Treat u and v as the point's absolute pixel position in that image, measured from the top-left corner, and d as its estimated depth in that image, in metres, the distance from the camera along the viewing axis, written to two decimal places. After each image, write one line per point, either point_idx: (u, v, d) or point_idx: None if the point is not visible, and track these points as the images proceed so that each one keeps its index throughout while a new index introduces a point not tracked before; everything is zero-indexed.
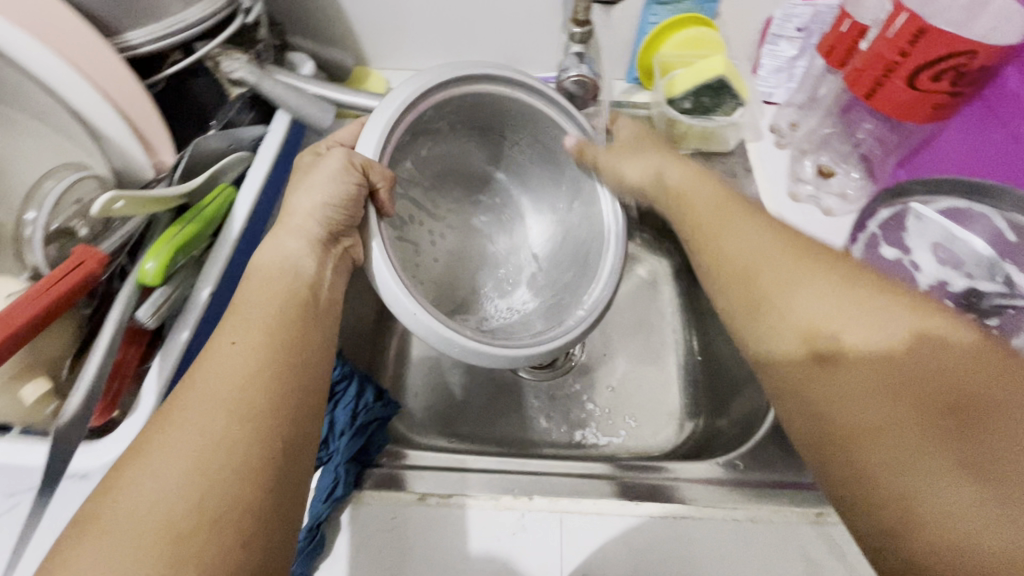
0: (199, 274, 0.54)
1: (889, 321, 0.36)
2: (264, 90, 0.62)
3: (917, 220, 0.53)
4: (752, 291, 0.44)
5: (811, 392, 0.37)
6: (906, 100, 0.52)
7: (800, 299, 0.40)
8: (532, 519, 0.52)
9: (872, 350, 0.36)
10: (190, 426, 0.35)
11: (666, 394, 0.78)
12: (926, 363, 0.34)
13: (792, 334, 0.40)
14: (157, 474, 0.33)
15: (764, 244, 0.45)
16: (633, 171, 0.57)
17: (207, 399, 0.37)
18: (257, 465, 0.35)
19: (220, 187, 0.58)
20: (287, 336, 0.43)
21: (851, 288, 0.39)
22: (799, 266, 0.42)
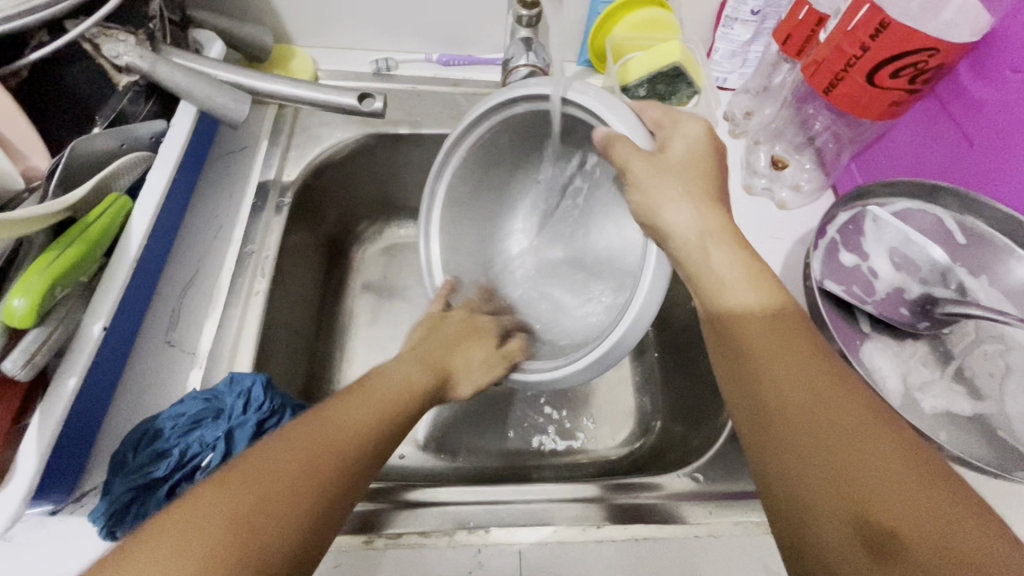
0: (88, 307, 0.43)
1: (888, 463, 0.30)
2: (161, 78, 0.52)
3: (874, 224, 0.49)
4: (752, 387, 0.37)
5: (809, 532, 0.31)
6: (864, 96, 0.52)
7: (806, 409, 0.34)
8: (489, 554, 0.46)
9: (873, 494, 0.30)
10: (250, 483, 0.32)
11: (624, 392, 0.73)
12: (923, 525, 0.28)
13: (814, 491, 0.31)
14: (208, 513, 0.30)
15: (770, 325, 0.38)
16: (677, 213, 0.44)
17: (276, 469, 0.33)
18: (277, 536, 0.31)
19: (112, 196, 0.47)
20: (353, 443, 0.38)
21: (877, 451, 0.31)
22: (822, 407, 0.33)
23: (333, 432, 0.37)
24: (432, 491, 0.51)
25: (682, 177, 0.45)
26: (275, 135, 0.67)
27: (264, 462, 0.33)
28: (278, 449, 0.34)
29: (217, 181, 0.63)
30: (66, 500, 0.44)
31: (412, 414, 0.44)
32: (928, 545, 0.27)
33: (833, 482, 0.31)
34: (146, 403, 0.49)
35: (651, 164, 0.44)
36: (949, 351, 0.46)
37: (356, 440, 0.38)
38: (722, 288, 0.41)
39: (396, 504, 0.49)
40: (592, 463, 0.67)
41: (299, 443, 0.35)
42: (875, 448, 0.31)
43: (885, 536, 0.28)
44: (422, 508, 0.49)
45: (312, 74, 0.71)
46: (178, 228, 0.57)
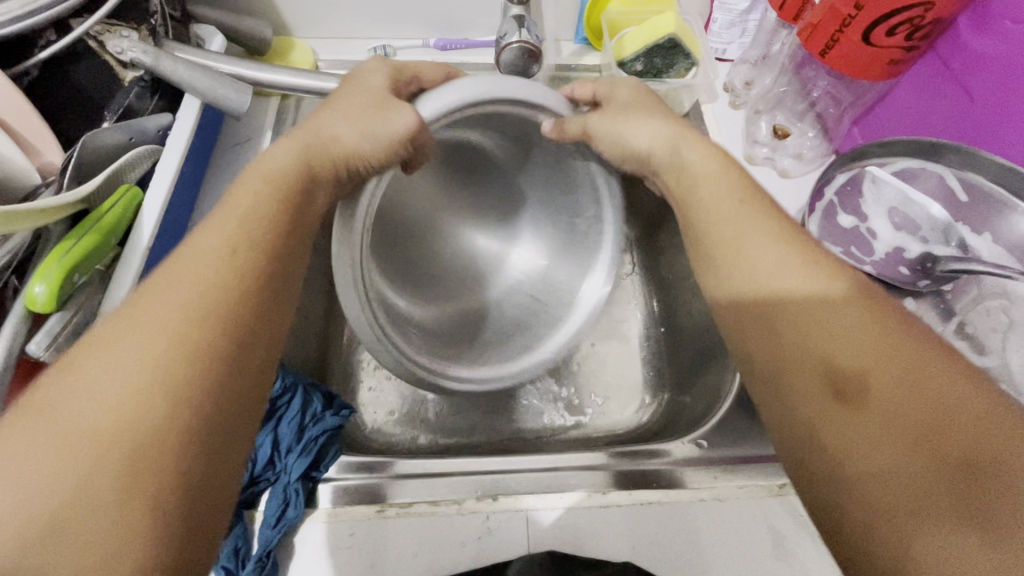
0: (106, 293, 0.46)
1: (901, 355, 0.30)
2: (163, 72, 0.52)
3: (872, 184, 0.48)
4: (762, 315, 0.36)
5: (823, 435, 0.30)
6: (860, 57, 0.51)
7: (821, 323, 0.33)
8: (498, 520, 0.48)
9: (898, 390, 0.29)
10: (122, 349, 0.28)
11: (632, 367, 0.74)
12: (904, 378, 0.30)
13: (791, 353, 0.34)
14: (49, 434, 0.25)
15: (779, 261, 0.37)
16: (644, 138, 0.49)
17: (140, 331, 0.28)
18: (145, 435, 0.26)
19: (124, 187, 0.49)
20: (218, 312, 0.30)
21: (843, 309, 0.33)
22: (838, 332, 0.32)
23: (153, 319, 0.29)
24: (417, 462, 0.52)
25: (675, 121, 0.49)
26: (279, 126, 0.68)
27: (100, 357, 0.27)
28: (123, 334, 0.28)
29: (224, 173, 0.64)
30: None
31: (260, 297, 0.33)
32: (892, 387, 0.29)
33: (804, 335, 0.34)
34: None
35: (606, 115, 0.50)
36: (950, 308, 0.46)
37: (213, 304, 0.30)
38: (730, 236, 0.40)
39: (388, 476, 0.50)
40: (600, 436, 0.68)
41: (144, 320, 0.29)
42: (837, 310, 0.33)
43: (853, 383, 0.30)
44: (409, 479, 0.50)
45: (312, 63, 0.72)
46: (189, 218, 0.58)
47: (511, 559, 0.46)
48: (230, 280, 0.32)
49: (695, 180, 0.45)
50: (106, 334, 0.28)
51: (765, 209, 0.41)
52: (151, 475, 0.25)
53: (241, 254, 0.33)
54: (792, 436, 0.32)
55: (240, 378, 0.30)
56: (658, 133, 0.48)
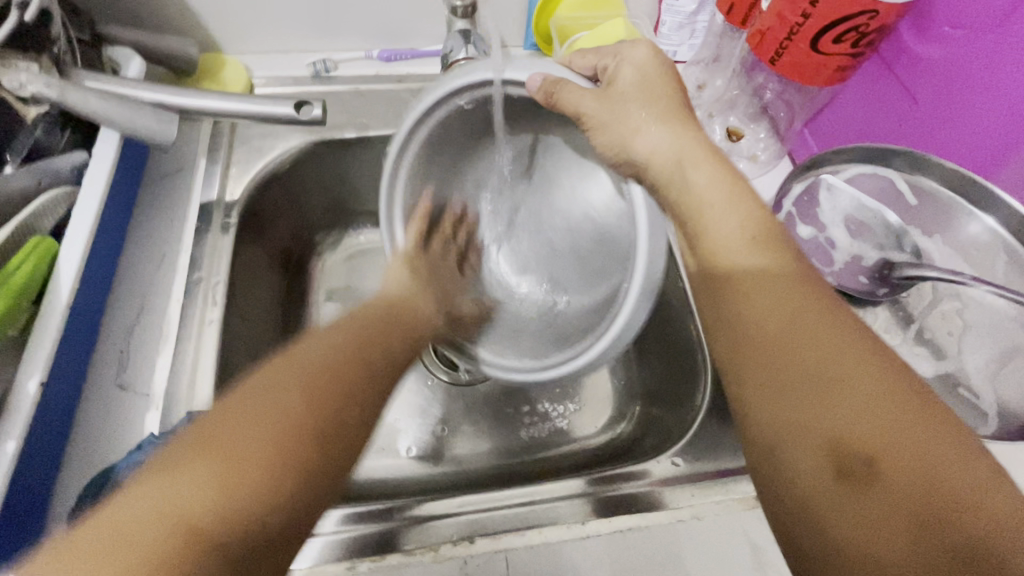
0: (20, 363, 0.41)
1: (927, 446, 0.29)
2: (72, 104, 0.48)
3: (828, 192, 0.49)
4: (766, 363, 0.34)
5: (822, 508, 0.31)
6: (809, 64, 0.51)
7: (837, 385, 0.32)
8: (476, 565, 0.46)
9: (919, 477, 0.29)
10: (254, 406, 0.31)
11: (602, 377, 0.73)
12: (931, 468, 0.29)
13: (794, 422, 0.32)
14: (216, 451, 0.29)
15: (792, 314, 0.35)
16: (648, 143, 0.44)
17: (273, 391, 0.32)
18: (280, 463, 0.29)
19: (36, 238, 0.44)
20: (336, 362, 0.36)
21: (849, 372, 0.32)
22: (856, 402, 0.31)
23: (291, 382, 0.33)
24: (434, 507, 0.49)
25: (687, 133, 0.44)
26: (214, 151, 0.63)
27: (313, 360, 0.35)
28: (253, 406, 0.31)
29: (155, 208, 0.59)
30: None
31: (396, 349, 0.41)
32: (905, 476, 0.29)
33: (810, 405, 0.32)
34: (102, 452, 0.47)
35: (608, 100, 0.46)
36: (909, 314, 0.47)
37: (346, 376, 0.35)
38: (710, 227, 0.40)
39: (383, 524, 0.48)
40: (577, 452, 0.67)
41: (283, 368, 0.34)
42: (849, 372, 0.32)
43: (861, 463, 0.30)
44: (428, 523, 0.48)
45: (245, 81, 0.67)
46: (116, 262, 0.53)
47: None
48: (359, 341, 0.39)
49: (701, 212, 0.41)
50: (220, 422, 0.30)
51: (774, 238, 0.38)
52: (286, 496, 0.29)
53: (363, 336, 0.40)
54: (791, 504, 0.32)
55: (345, 452, 0.33)
56: (664, 145, 0.44)
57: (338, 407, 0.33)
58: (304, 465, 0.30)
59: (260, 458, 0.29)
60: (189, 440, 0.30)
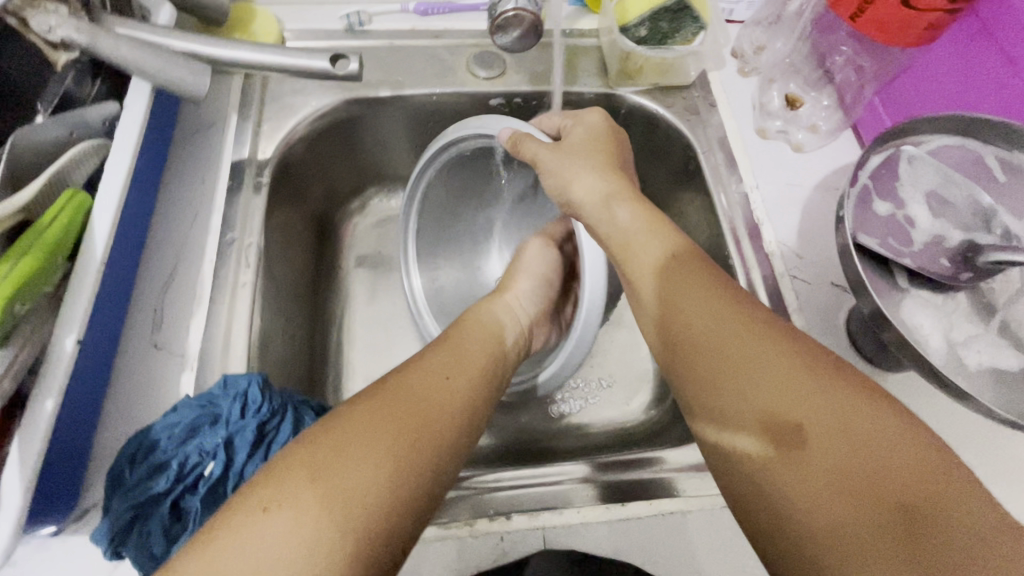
0: (58, 319, 0.40)
1: (846, 414, 0.30)
2: (101, 52, 0.46)
3: (909, 164, 0.45)
4: (705, 361, 0.36)
5: (767, 483, 0.31)
6: (896, 21, 0.46)
7: (759, 368, 0.34)
8: (512, 541, 0.45)
9: (841, 440, 0.30)
10: (362, 437, 0.33)
11: (637, 355, 0.71)
12: (852, 434, 0.30)
13: (730, 404, 0.34)
14: (313, 488, 0.30)
15: (717, 313, 0.37)
16: (584, 189, 0.47)
17: (381, 424, 0.34)
18: (378, 500, 0.31)
19: (69, 191, 0.42)
20: (445, 394, 0.39)
21: (773, 360, 0.34)
22: (787, 381, 0.33)
23: (393, 413, 0.35)
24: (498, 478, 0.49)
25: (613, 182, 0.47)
26: (245, 109, 0.61)
27: (396, 403, 0.36)
28: (377, 412, 0.35)
29: (186, 165, 0.57)
30: (68, 519, 0.42)
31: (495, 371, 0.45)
32: (831, 444, 0.30)
33: (736, 392, 0.34)
34: (138, 411, 0.47)
35: (556, 152, 0.48)
36: (992, 303, 0.43)
37: (435, 399, 0.38)
38: (635, 250, 0.43)
39: None
40: (607, 432, 0.66)
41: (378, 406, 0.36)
42: (771, 357, 0.34)
43: (791, 432, 0.31)
44: (479, 496, 0.47)
45: (276, 33, 0.63)
46: (149, 220, 0.52)
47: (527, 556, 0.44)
48: (465, 380, 0.41)
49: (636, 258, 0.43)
50: (337, 436, 0.33)
51: (692, 259, 0.41)
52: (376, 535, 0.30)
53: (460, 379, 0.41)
54: (749, 492, 0.32)
55: (440, 480, 0.35)
56: (594, 189, 0.47)
57: (434, 444, 0.35)
58: (408, 500, 0.33)
59: (363, 496, 0.31)
60: (301, 457, 0.32)
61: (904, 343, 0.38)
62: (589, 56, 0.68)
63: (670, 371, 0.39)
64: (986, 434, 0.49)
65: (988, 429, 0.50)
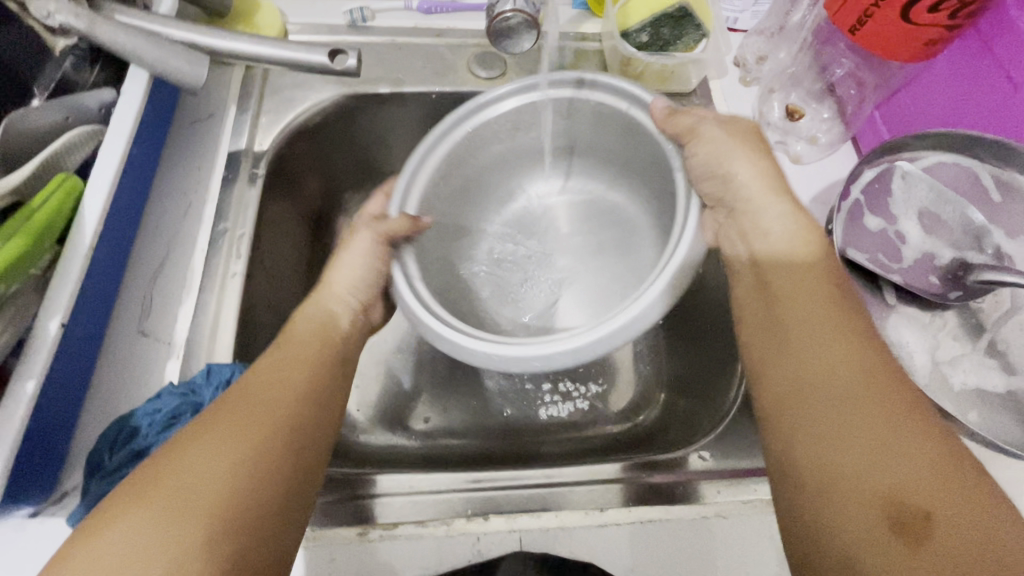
0: (43, 302, 0.40)
1: (972, 507, 0.28)
2: (100, 39, 0.46)
3: (902, 180, 0.44)
4: (807, 413, 0.34)
5: (869, 564, 0.29)
6: (895, 36, 0.46)
7: (877, 442, 0.31)
8: (489, 543, 0.45)
9: (971, 535, 0.28)
10: (205, 455, 0.33)
11: (628, 360, 0.70)
12: (970, 528, 0.28)
13: (833, 469, 0.32)
14: (132, 520, 0.30)
15: (834, 365, 0.35)
16: (744, 172, 0.44)
17: (222, 437, 0.34)
18: (224, 508, 0.31)
19: (61, 176, 0.42)
20: (291, 396, 0.38)
21: (847, 382, 0.34)
22: (907, 458, 0.30)
23: (240, 431, 0.35)
24: (406, 480, 0.48)
25: (790, 200, 0.43)
26: (244, 100, 0.61)
27: (240, 413, 0.36)
28: (212, 429, 0.34)
29: (184, 154, 0.58)
30: (46, 501, 0.42)
31: (343, 361, 0.44)
32: (955, 532, 0.28)
33: (844, 452, 0.32)
34: (123, 397, 0.47)
35: (726, 130, 0.45)
36: (981, 323, 0.42)
37: (284, 406, 0.37)
38: (761, 227, 0.43)
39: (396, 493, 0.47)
40: (593, 437, 0.66)
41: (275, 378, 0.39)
42: (885, 423, 0.32)
43: (858, 461, 0.31)
44: (384, 499, 0.47)
45: (279, 26, 0.64)
46: (143, 206, 0.52)
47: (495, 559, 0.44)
48: (313, 371, 0.41)
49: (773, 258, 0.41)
50: (168, 460, 0.33)
51: (820, 272, 0.40)
52: (229, 544, 0.31)
53: (307, 373, 0.40)
54: (834, 570, 0.30)
55: (293, 487, 0.35)
56: (755, 176, 0.44)
57: (280, 454, 0.35)
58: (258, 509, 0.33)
59: (229, 497, 0.32)
60: (131, 489, 0.31)
61: (889, 360, 0.38)
62: (589, 60, 0.67)
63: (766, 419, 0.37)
64: None
65: None
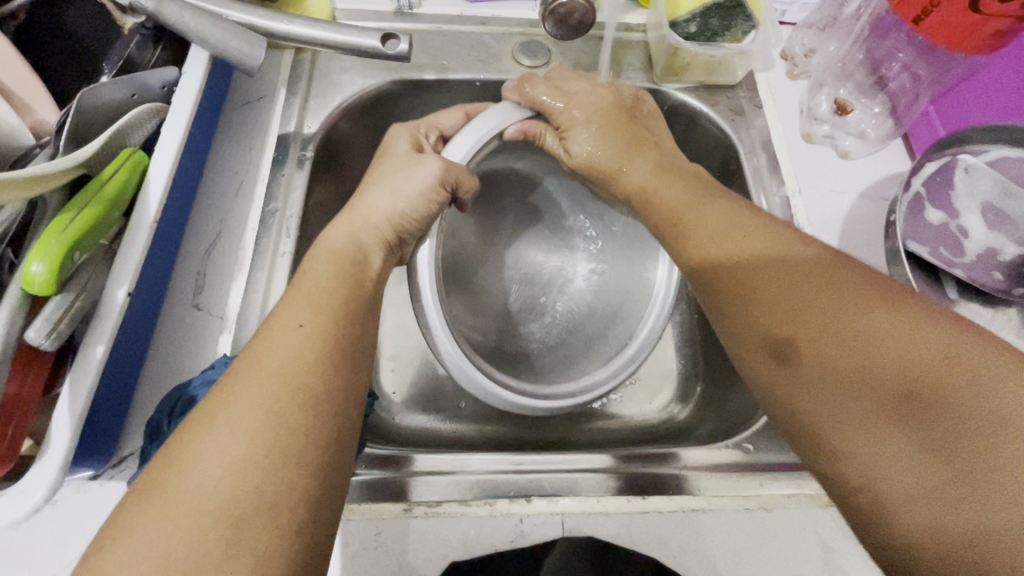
0: (110, 272, 0.41)
1: (878, 329, 0.30)
2: (166, 18, 0.48)
3: (965, 173, 0.43)
4: (723, 285, 0.38)
5: (789, 398, 0.33)
6: (962, 26, 0.45)
7: (774, 295, 0.35)
8: (531, 524, 0.45)
9: (870, 350, 0.30)
10: (239, 394, 0.30)
11: (662, 354, 0.70)
12: (887, 344, 0.29)
13: (749, 329, 0.36)
14: (168, 483, 0.27)
15: (748, 250, 0.38)
16: (638, 170, 0.48)
17: (252, 371, 0.31)
18: (284, 432, 0.29)
19: (128, 150, 0.44)
20: (301, 339, 0.33)
21: (772, 275, 0.36)
22: (813, 307, 0.33)
23: (270, 369, 0.31)
24: (461, 459, 0.49)
25: (652, 155, 0.49)
26: (293, 83, 0.62)
27: (255, 363, 0.31)
28: (239, 374, 0.31)
29: (235, 134, 0.59)
30: (106, 465, 0.43)
31: (349, 293, 0.38)
32: (840, 351, 0.31)
33: (754, 310, 0.36)
34: (178, 368, 0.48)
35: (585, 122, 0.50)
36: None
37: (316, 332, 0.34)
38: (698, 230, 0.42)
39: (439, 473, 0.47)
40: (626, 428, 0.66)
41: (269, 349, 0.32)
42: (792, 281, 0.35)
43: (790, 345, 0.33)
44: (434, 476, 0.47)
45: (328, 12, 0.65)
46: (198, 184, 0.54)
47: (545, 546, 0.44)
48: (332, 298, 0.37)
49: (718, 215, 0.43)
50: (202, 410, 0.30)
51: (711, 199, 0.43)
52: (284, 459, 0.28)
53: (318, 312, 0.35)
54: (785, 421, 0.33)
55: (339, 392, 0.33)
56: (650, 172, 0.48)
57: (319, 362, 0.33)
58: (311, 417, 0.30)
59: (269, 411, 0.29)
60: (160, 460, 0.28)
61: None
62: (634, 50, 0.67)
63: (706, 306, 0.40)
64: None
65: None
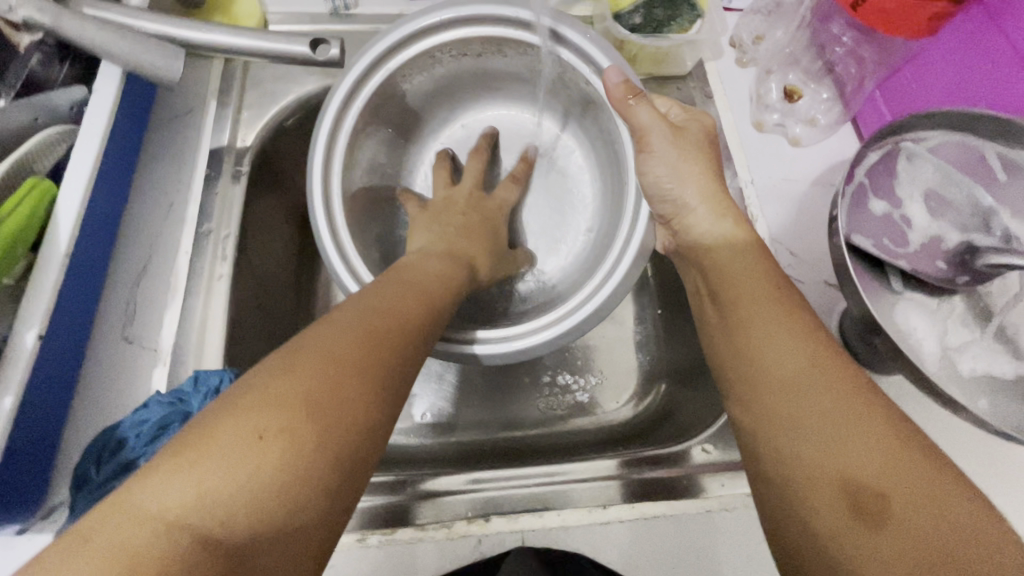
0: (18, 313, 0.38)
1: (940, 505, 0.29)
2: (67, 33, 0.44)
3: (907, 162, 0.43)
4: (770, 409, 0.35)
5: (838, 549, 0.30)
6: (897, 10, 0.44)
7: (831, 430, 0.32)
8: (491, 544, 0.44)
9: (930, 525, 0.28)
10: (191, 520, 0.24)
11: (628, 352, 0.69)
12: (943, 527, 0.28)
13: (800, 460, 0.33)
14: None
15: (797, 362, 0.35)
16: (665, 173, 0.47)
17: (219, 468, 0.25)
18: None
19: (32, 178, 0.40)
20: (265, 414, 0.27)
21: (839, 417, 0.32)
22: (872, 458, 0.31)
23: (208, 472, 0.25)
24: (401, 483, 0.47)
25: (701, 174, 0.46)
26: (224, 95, 0.59)
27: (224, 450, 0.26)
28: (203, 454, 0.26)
29: (163, 150, 0.56)
30: (34, 517, 0.41)
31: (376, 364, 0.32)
32: (909, 511, 0.29)
33: (804, 439, 0.33)
34: (110, 407, 0.46)
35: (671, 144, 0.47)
36: (989, 308, 0.42)
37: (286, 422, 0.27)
38: (697, 223, 0.46)
39: (405, 495, 0.46)
40: (594, 429, 0.65)
41: (272, 389, 0.29)
42: (856, 420, 0.32)
43: (871, 498, 0.30)
44: (442, 497, 0.46)
45: (258, 17, 0.61)
46: (124, 208, 0.51)
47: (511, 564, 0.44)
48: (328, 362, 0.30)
49: (722, 258, 0.44)
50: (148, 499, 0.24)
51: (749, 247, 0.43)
52: None
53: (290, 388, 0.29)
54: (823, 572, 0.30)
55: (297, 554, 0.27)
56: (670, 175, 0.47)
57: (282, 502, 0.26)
58: None
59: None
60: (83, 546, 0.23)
61: (897, 349, 0.37)
62: None
63: (743, 417, 0.37)
64: (974, 442, 0.49)
65: (981, 438, 0.49)
